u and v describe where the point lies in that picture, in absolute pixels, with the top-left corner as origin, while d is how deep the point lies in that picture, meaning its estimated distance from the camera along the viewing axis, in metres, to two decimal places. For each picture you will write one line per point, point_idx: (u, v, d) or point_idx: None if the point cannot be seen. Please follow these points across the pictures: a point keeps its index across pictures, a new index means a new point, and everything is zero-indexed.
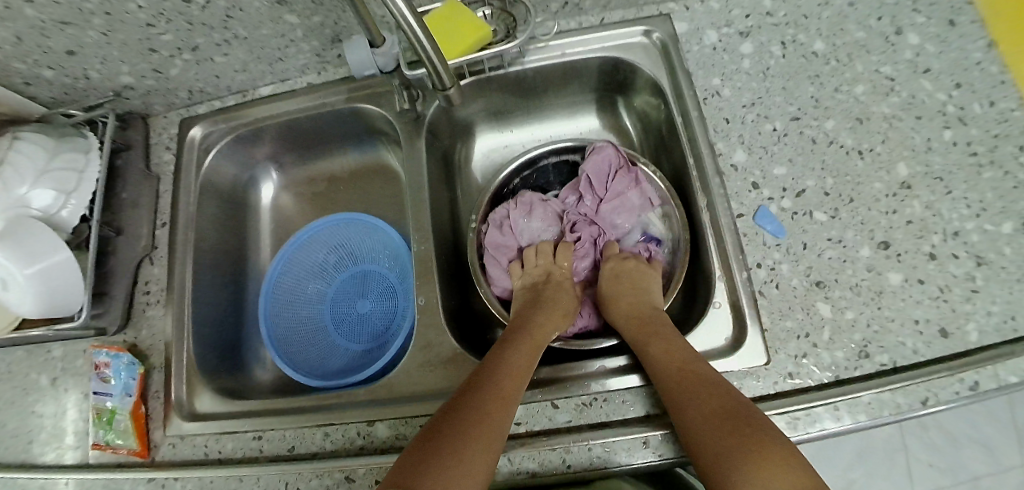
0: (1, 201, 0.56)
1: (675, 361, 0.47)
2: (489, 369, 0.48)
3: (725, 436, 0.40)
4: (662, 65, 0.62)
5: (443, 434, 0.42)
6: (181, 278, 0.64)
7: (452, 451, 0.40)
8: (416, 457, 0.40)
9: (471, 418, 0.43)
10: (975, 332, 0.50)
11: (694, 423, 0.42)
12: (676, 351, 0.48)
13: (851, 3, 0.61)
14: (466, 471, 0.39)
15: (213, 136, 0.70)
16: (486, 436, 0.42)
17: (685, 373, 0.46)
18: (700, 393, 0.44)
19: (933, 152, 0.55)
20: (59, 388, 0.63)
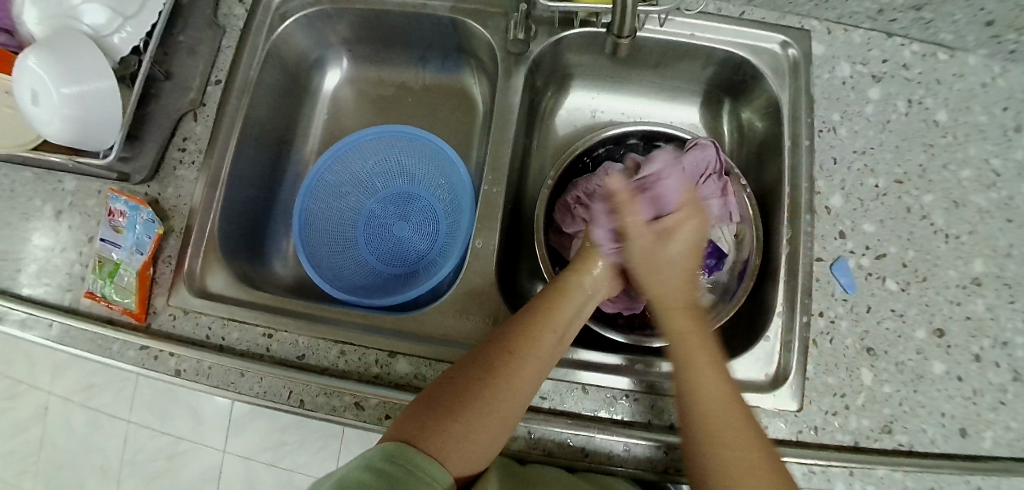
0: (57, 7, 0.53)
1: (689, 337, 0.45)
2: (519, 334, 0.44)
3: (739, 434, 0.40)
4: (788, 83, 0.59)
5: (452, 400, 0.40)
6: (223, 145, 0.59)
7: (460, 424, 0.38)
8: (423, 415, 0.39)
9: (487, 388, 0.41)
10: (990, 439, 0.51)
11: (693, 413, 0.42)
12: (700, 353, 0.44)
13: (986, 85, 0.58)
14: (464, 446, 0.38)
15: (292, 4, 0.63)
16: (494, 415, 0.40)
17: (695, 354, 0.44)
18: (696, 380, 0.43)
19: (1012, 260, 0.55)
20: (66, 222, 0.59)
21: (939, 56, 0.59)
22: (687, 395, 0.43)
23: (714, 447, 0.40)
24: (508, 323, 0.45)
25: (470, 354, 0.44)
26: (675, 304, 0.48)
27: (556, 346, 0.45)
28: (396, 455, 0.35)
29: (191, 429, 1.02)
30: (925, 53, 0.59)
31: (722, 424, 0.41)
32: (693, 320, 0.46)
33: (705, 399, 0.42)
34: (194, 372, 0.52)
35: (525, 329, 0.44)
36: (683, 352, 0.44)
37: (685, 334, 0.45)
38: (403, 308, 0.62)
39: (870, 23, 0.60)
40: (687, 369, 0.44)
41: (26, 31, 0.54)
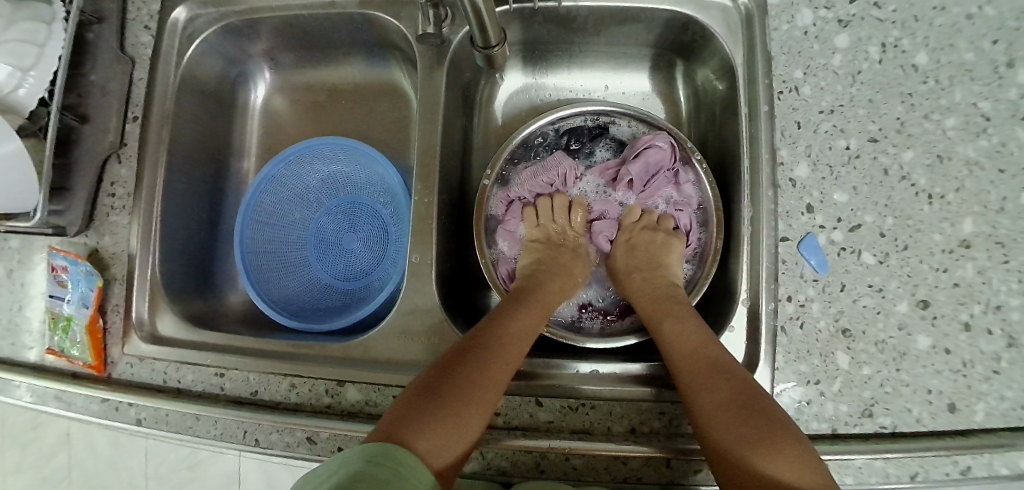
0: None
1: (689, 342, 0.46)
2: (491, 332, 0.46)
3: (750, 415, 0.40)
4: (741, 41, 0.53)
5: (433, 398, 0.41)
6: (150, 185, 0.57)
7: (442, 418, 0.39)
8: (409, 413, 0.40)
9: (466, 382, 0.42)
10: (982, 413, 0.48)
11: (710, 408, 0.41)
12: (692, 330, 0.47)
13: (972, 14, 0.51)
14: (444, 438, 0.39)
15: (200, 22, 0.59)
16: (473, 408, 0.41)
17: (694, 357, 0.45)
18: (705, 378, 0.43)
19: (1004, 214, 0.49)
20: (17, 280, 0.59)
21: None
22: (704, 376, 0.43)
23: (737, 433, 0.39)
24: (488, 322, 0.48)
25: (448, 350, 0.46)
26: (670, 309, 0.50)
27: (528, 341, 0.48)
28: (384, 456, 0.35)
29: None
30: None
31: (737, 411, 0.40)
32: (683, 324, 0.48)
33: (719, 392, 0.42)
34: (154, 419, 0.52)
35: (496, 329, 0.47)
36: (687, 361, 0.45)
37: (679, 340, 0.46)
38: (360, 328, 0.60)
39: None
40: (693, 374, 0.44)
41: None
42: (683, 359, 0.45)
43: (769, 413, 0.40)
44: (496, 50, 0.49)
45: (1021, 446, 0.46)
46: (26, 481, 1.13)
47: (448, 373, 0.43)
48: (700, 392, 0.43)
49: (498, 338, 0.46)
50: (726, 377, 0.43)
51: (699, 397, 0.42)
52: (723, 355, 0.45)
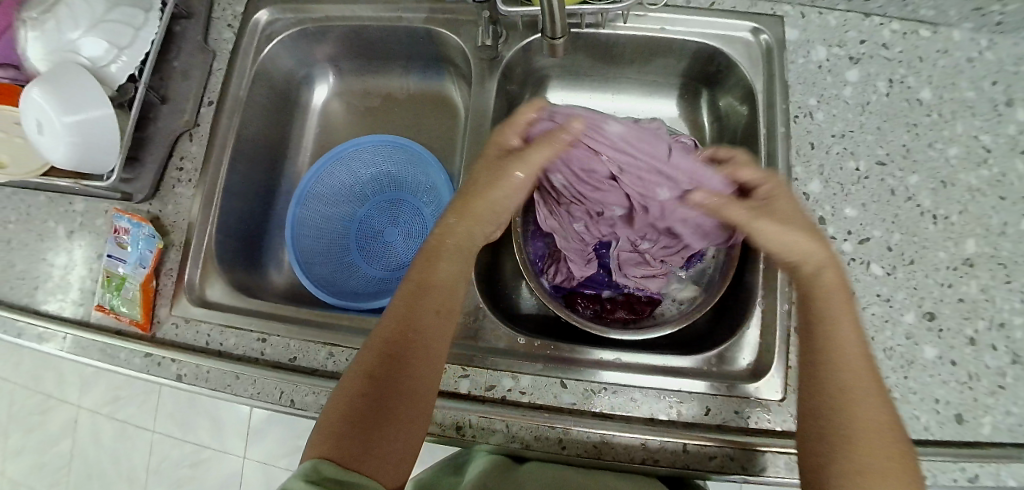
0: (57, 43, 0.55)
1: (853, 346, 0.41)
2: (398, 318, 0.44)
3: (878, 435, 0.37)
4: (762, 70, 0.59)
5: (356, 414, 0.40)
6: (217, 162, 0.63)
7: (376, 433, 0.40)
8: (339, 432, 0.40)
9: (384, 395, 0.41)
10: (989, 425, 0.49)
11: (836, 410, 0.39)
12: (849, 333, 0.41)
13: (972, 59, 0.57)
14: (391, 443, 0.40)
15: (278, 26, 0.66)
16: (402, 415, 0.41)
17: (861, 372, 0.40)
18: (858, 385, 0.39)
19: (1006, 238, 0.53)
20: (76, 241, 0.63)
21: (921, 33, 0.58)
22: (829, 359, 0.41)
23: (875, 454, 0.37)
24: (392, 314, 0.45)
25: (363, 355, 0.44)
26: (829, 289, 0.42)
27: (438, 317, 0.45)
28: (316, 474, 0.36)
29: (212, 437, 1.06)
30: (906, 31, 0.58)
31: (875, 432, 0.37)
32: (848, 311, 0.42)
33: (865, 409, 0.38)
34: (193, 376, 0.55)
35: (398, 315, 0.44)
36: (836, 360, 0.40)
37: (840, 345, 0.41)
38: None
39: (845, 5, 0.59)
40: (860, 381, 0.39)
41: (31, 66, 0.57)
42: (849, 353, 0.40)
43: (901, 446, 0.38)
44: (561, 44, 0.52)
45: None
46: (25, 465, 1.13)
47: (368, 388, 0.41)
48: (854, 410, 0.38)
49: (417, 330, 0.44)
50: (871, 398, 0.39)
51: (847, 409, 0.39)
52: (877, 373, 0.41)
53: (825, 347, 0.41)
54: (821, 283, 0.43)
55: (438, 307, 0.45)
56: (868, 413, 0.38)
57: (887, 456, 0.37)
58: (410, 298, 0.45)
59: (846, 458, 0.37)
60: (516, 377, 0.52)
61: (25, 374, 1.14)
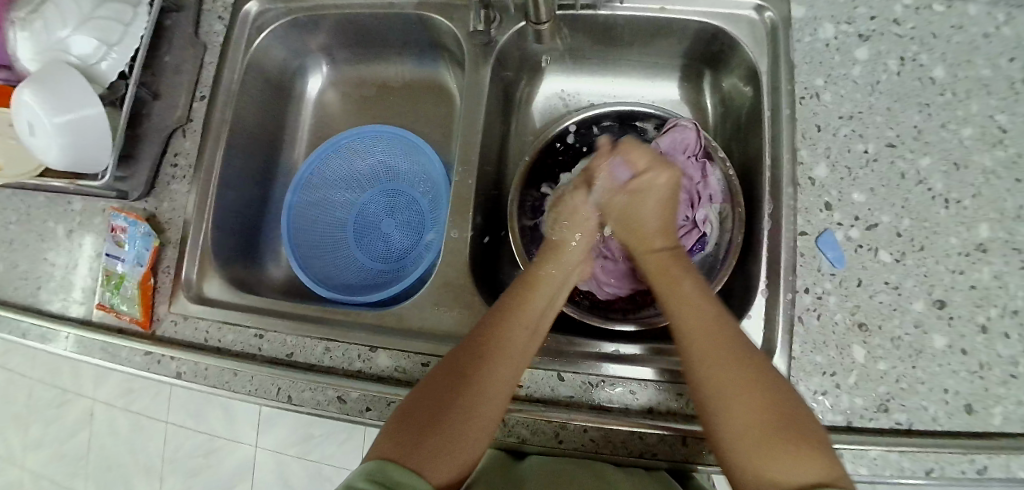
0: (46, 43, 0.55)
1: (699, 320, 0.45)
2: (485, 336, 0.47)
3: (756, 402, 0.40)
4: (766, 50, 0.56)
5: (421, 417, 0.42)
6: (210, 158, 0.62)
7: (434, 439, 0.40)
8: (400, 432, 0.41)
9: (446, 404, 0.43)
10: (999, 416, 0.48)
11: (704, 377, 0.42)
12: (702, 304, 0.46)
13: (989, 34, 0.54)
14: (452, 450, 0.41)
15: (269, 16, 0.65)
16: (464, 426, 0.42)
17: (721, 344, 0.43)
18: (717, 354, 0.43)
19: (1022, 222, 0.51)
20: (75, 240, 0.63)
21: (935, 7, 0.55)
22: (692, 329, 0.45)
23: (749, 434, 0.39)
24: (477, 332, 0.48)
25: (444, 363, 0.46)
26: (676, 276, 0.50)
27: (528, 341, 0.47)
28: (378, 472, 0.37)
29: (223, 427, 1.08)
30: (919, 6, 0.55)
31: (744, 399, 0.40)
32: (703, 298, 0.47)
33: (727, 381, 0.41)
34: (193, 373, 0.56)
35: (492, 331, 0.47)
36: (702, 334, 0.44)
37: (696, 314, 0.45)
38: (392, 302, 0.63)
39: None
40: (706, 352, 0.43)
41: (21, 65, 0.56)
42: (695, 326, 0.45)
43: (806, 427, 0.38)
44: (546, 25, 0.54)
45: None
46: (46, 456, 1.16)
47: (432, 397, 0.43)
48: (723, 380, 0.41)
49: (499, 348, 0.45)
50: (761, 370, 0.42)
51: (717, 385, 0.41)
52: (748, 347, 0.43)
53: (675, 320, 0.47)
54: (669, 279, 0.50)
55: (524, 326, 0.47)
56: (726, 384, 0.41)
57: (778, 437, 0.38)
58: (500, 318, 0.48)
59: (731, 436, 0.40)
60: None
61: (41, 368, 1.16)
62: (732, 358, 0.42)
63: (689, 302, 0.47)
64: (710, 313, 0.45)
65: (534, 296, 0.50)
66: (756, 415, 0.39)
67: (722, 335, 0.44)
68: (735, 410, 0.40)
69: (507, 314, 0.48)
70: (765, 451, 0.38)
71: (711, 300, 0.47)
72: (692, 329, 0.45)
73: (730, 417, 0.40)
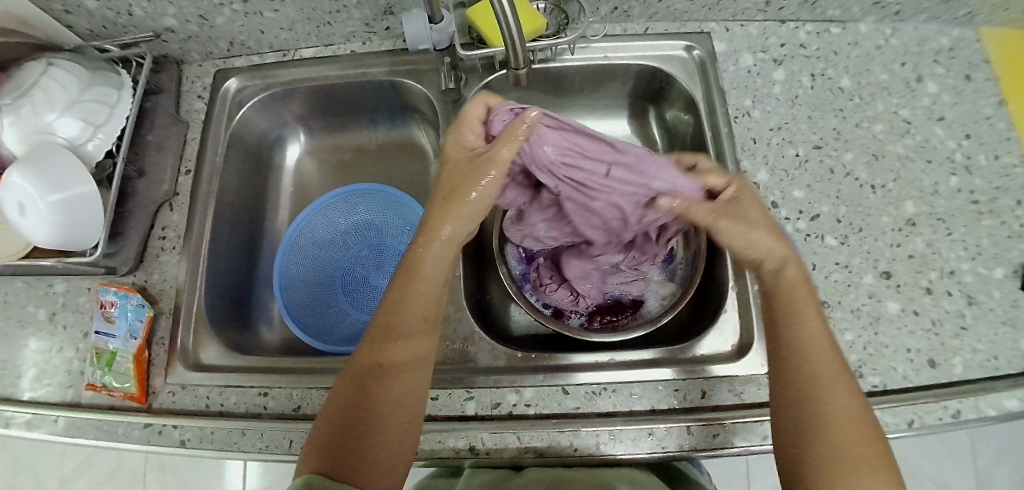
0: (26, 125, 0.54)
1: (819, 342, 0.43)
2: (379, 335, 0.46)
3: (844, 424, 0.40)
4: (697, 82, 0.64)
5: (347, 429, 0.42)
6: (200, 227, 0.64)
7: (358, 445, 0.41)
8: (327, 445, 0.41)
9: (364, 409, 0.43)
10: (960, 365, 0.53)
11: (816, 403, 0.41)
12: (816, 322, 0.44)
13: (880, 46, 0.64)
14: (378, 451, 0.42)
15: (247, 93, 0.69)
16: (389, 428, 0.43)
17: (825, 362, 0.42)
18: (827, 373, 0.42)
19: (939, 196, 0.59)
20: (60, 322, 0.62)
21: (833, 30, 0.65)
22: (800, 342, 0.43)
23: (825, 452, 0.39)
24: (372, 330, 0.47)
25: (347, 369, 0.46)
26: (795, 299, 0.45)
27: (425, 336, 0.47)
28: (305, 488, 0.37)
29: None
30: (818, 31, 0.65)
31: (835, 426, 0.40)
32: (816, 310, 0.45)
33: (833, 400, 0.41)
34: (198, 439, 0.55)
35: (385, 328, 0.46)
36: (813, 357, 0.43)
37: (808, 330, 0.44)
38: None
39: (762, 15, 0.65)
40: (813, 371, 0.42)
41: (4, 151, 0.55)
42: (813, 342, 0.43)
43: (881, 445, 0.40)
44: (524, 71, 0.51)
45: (1001, 387, 0.52)
46: None
47: (347, 411, 0.43)
48: (818, 396, 0.41)
49: (395, 345, 0.45)
50: (854, 395, 0.41)
51: (803, 406, 0.41)
52: (843, 365, 0.43)
53: (784, 339, 0.44)
54: (777, 284, 0.46)
55: (417, 319, 0.47)
56: (832, 409, 0.40)
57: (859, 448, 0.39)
58: (392, 308, 0.47)
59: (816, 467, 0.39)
60: (519, 391, 0.53)
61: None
62: (835, 374, 0.42)
63: (810, 318, 0.44)
64: (823, 329, 0.44)
65: (422, 286, 0.48)
66: (859, 451, 0.39)
67: (830, 351, 0.43)
68: (836, 438, 0.39)
69: (400, 303, 0.47)
70: (862, 482, 0.37)
71: (823, 319, 0.45)
72: (807, 340, 0.43)
73: (821, 446, 0.39)
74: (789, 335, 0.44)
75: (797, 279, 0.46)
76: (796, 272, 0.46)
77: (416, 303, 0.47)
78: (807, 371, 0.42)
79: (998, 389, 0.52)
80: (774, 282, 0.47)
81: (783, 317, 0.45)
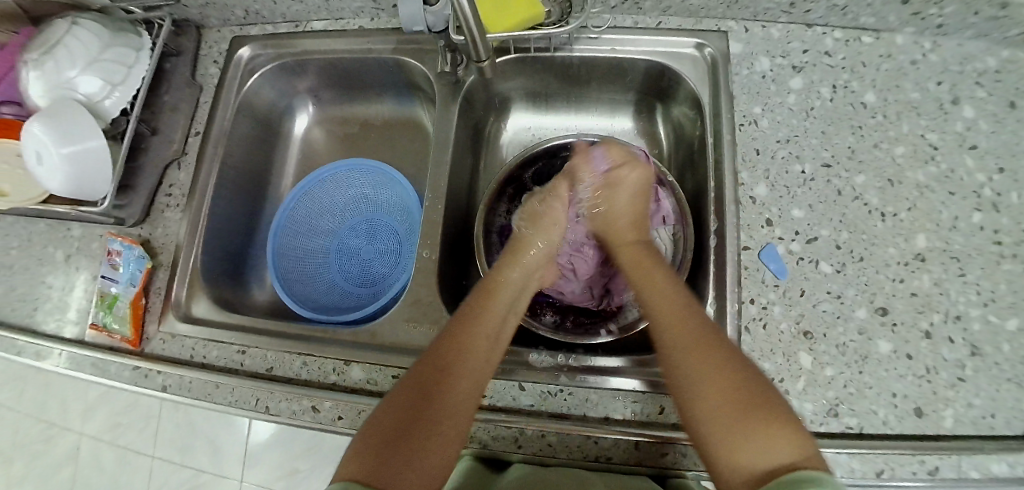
0: (50, 79, 0.58)
1: (667, 302, 0.48)
2: (445, 343, 0.47)
3: (720, 374, 0.42)
4: (707, 83, 0.61)
5: (388, 434, 0.41)
6: (202, 188, 0.67)
7: (409, 449, 0.41)
8: (376, 434, 0.42)
9: (415, 415, 0.42)
10: (950, 418, 0.49)
11: (674, 358, 0.44)
12: (665, 288, 0.49)
13: (916, 61, 0.59)
14: (424, 459, 0.41)
15: (259, 60, 0.71)
16: (437, 434, 0.42)
17: (680, 323, 0.45)
18: (683, 336, 0.45)
19: (957, 232, 0.54)
20: (73, 264, 0.67)
21: (864, 39, 0.60)
22: (653, 307, 0.48)
23: (721, 423, 0.40)
24: (441, 338, 0.48)
25: (411, 371, 0.46)
26: (649, 272, 0.52)
27: (492, 346, 0.48)
28: None
29: (210, 461, 1.08)
30: (848, 39, 0.60)
31: (709, 377, 0.42)
32: (667, 282, 0.50)
33: (696, 362, 0.43)
34: (178, 386, 0.58)
35: (457, 336, 0.47)
36: (668, 317, 0.46)
37: (663, 295, 0.48)
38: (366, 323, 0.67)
39: (786, 18, 0.60)
40: (677, 343, 0.44)
41: (31, 102, 0.60)
42: (664, 300, 0.48)
43: (769, 403, 0.40)
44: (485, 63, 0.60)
45: (990, 450, 0.48)
46: None
47: (398, 415, 0.42)
48: (688, 356, 0.43)
49: (466, 355, 0.46)
50: (722, 349, 0.43)
51: (677, 373, 0.43)
52: (714, 330, 0.45)
53: (647, 306, 0.49)
54: (636, 263, 0.54)
55: (483, 332, 0.48)
56: (699, 371, 0.42)
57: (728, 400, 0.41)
58: (468, 323, 0.48)
59: (706, 422, 0.41)
60: None
61: (25, 405, 1.16)
62: (697, 337, 0.44)
63: (659, 287, 0.50)
64: (678, 292, 0.49)
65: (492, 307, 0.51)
66: (733, 401, 0.40)
67: (681, 307, 0.47)
68: (705, 385, 0.42)
69: (468, 319, 0.49)
70: (748, 430, 0.39)
71: (678, 284, 0.50)
72: (659, 303, 0.48)
73: (700, 403, 0.41)
74: (648, 302, 0.49)
75: (630, 253, 0.55)
76: (626, 246, 0.56)
77: (486, 321, 0.49)
78: (662, 339, 0.46)
79: (986, 450, 0.48)
80: (629, 248, 0.56)
81: (641, 286, 0.51)
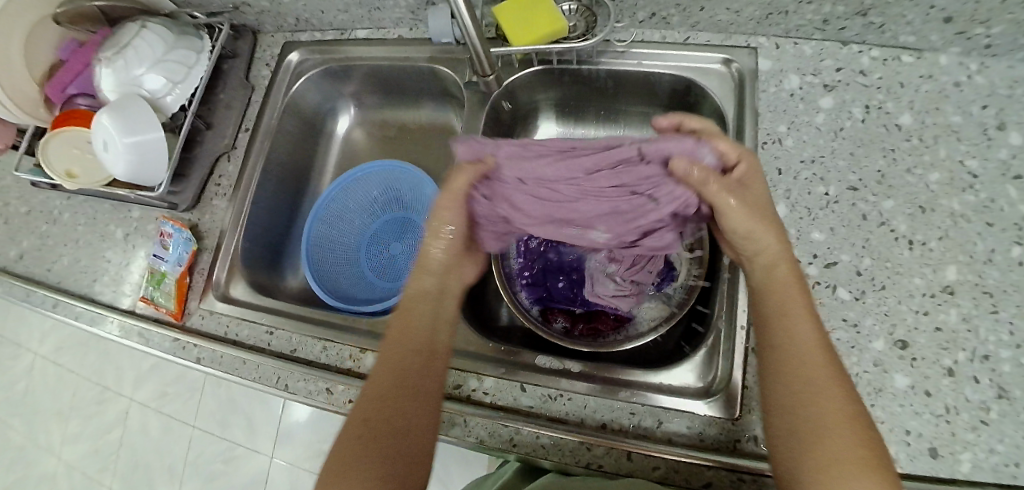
0: (120, 77, 0.65)
1: (808, 346, 0.41)
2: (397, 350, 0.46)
3: (836, 412, 0.38)
4: (732, 98, 0.61)
5: (362, 445, 0.41)
6: (245, 179, 0.73)
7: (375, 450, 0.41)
8: (342, 452, 0.41)
9: (379, 427, 0.42)
10: (968, 463, 0.46)
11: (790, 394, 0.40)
12: (800, 316, 0.42)
13: (960, 83, 0.56)
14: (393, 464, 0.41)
15: (307, 64, 0.77)
16: (406, 437, 0.43)
17: (810, 353, 0.40)
18: (810, 372, 0.40)
19: (992, 266, 0.50)
20: (130, 242, 0.74)
21: (904, 59, 0.58)
22: (779, 337, 0.42)
23: (825, 461, 0.36)
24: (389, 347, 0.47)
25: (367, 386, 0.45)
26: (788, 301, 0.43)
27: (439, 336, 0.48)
28: None
29: (245, 436, 1.16)
30: (885, 58, 0.58)
31: (825, 423, 0.37)
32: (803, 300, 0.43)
33: (820, 397, 0.39)
34: (210, 359, 0.64)
35: (401, 342, 0.46)
36: (802, 351, 0.40)
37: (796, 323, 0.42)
38: None
39: (820, 35, 0.59)
40: (803, 372, 0.40)
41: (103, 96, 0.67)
42: (795, 332, 0.41)
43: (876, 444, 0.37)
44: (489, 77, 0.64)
45: None
46: (82, 451, 1.27)
47: (361, 429, 0.42)
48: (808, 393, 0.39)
49: (410, 360, 0.45)
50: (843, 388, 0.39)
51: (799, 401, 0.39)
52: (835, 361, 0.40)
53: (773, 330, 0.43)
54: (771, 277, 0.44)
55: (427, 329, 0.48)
56: (811, 419, 0.38)
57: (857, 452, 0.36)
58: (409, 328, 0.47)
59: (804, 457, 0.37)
60: (480, 378, 0.56)
61: (88, 367, 1.29)
62: (828, 376, 0.39)
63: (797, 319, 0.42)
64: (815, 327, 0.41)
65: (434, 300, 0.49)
66: (837, 441, 0.37)
67: (815, 338, 0.41)
68: (819, 430, 0.37)
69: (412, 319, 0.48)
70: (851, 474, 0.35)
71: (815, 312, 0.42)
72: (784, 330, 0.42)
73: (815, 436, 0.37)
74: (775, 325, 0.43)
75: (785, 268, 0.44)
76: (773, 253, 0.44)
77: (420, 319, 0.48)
78: (789, 369, 0.41)
79: None
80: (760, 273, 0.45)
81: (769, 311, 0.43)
